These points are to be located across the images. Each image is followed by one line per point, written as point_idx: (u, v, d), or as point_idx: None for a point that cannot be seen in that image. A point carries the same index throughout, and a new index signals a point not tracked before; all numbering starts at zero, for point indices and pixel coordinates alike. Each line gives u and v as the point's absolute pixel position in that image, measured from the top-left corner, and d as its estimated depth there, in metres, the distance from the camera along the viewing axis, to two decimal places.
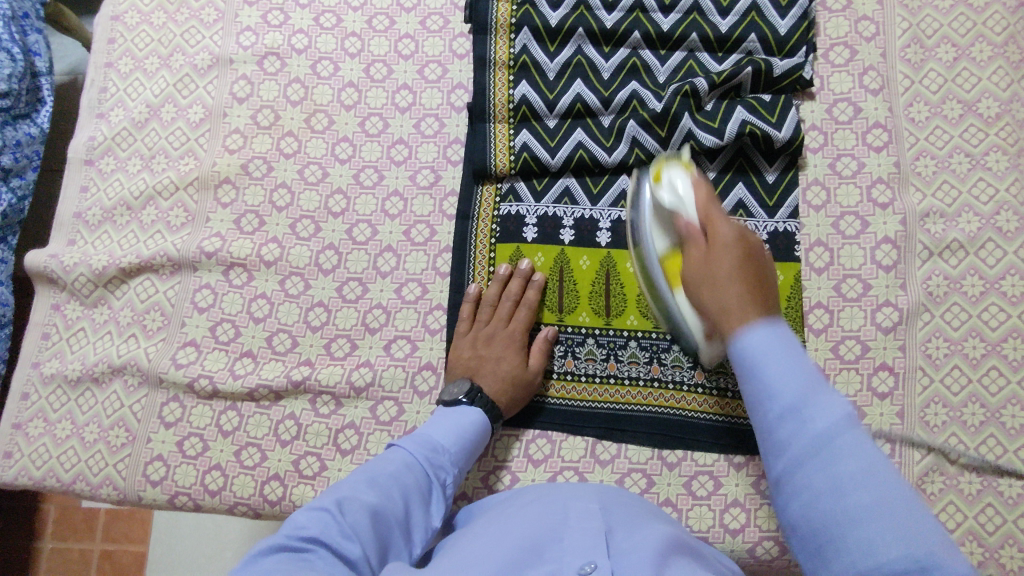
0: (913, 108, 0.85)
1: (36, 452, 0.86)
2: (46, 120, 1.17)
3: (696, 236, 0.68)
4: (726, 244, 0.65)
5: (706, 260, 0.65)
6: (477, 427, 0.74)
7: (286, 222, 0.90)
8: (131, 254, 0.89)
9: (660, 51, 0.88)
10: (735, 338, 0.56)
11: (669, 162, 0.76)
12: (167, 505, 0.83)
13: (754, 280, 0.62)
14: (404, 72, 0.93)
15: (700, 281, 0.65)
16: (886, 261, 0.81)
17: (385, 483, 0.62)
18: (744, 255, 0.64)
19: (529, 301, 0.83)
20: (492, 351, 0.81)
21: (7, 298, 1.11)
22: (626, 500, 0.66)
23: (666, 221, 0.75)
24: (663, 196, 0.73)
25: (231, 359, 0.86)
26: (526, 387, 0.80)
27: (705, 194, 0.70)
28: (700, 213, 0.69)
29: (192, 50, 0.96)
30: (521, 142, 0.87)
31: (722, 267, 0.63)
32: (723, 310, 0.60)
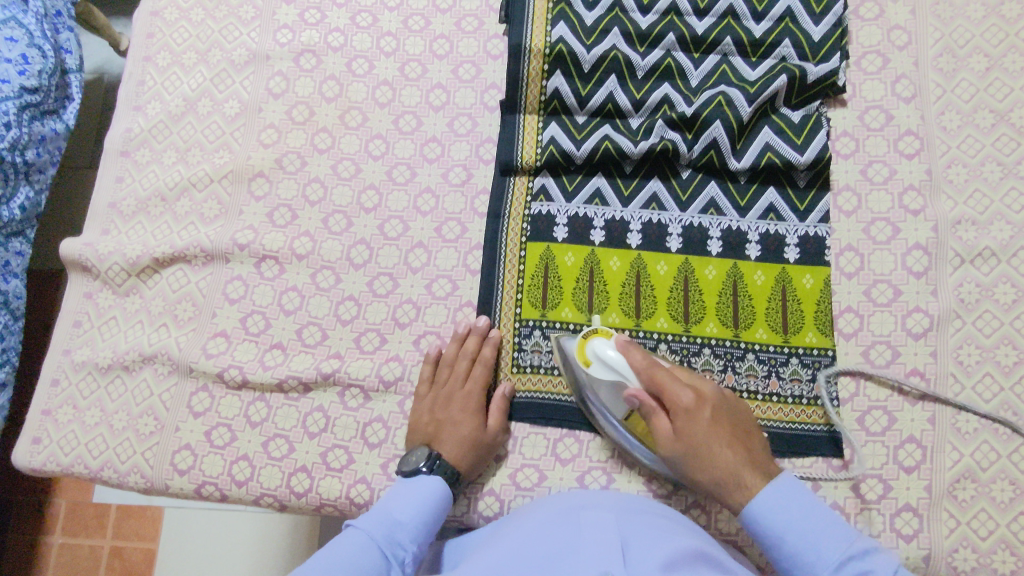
0: (945, 116, 0.86)
1: (64, 438, 0.86)
2: (72, 116, 1.17)
3: (649, 406, 0.71)
4: (683, 412, 0.70)
5: (698, 450, 0.70)
6: (437, 496, 0.73)
7: (319, 216, 0.90)
8: (164, 244, 0.90)
9: (693, 54, 0.89)
10: (744, 511, 0.68)
11: (587, 337, 0.76)
12: (192, 495, 0.83)
13: (734, 428, 0.72)
14: (438, 72, 0.95)
15: (697, 461, 0.70)
16: (917, 267, 0.82)
17: (341, 569, 0.60)
18: (732, 437, 0.71)
19: (485, 359, 0.82)
20: (455, 412, 0.79)
21: (21, 290, 1.11)
22: (635, 512, 0.65)
23: (614, 392, 0.75)
24: (600, 373, 0.74)
25: (261, 351, 0.86)
26: (489, 448, 0.78)
27: (638, 355, 0.72)
28: (642, 380, 0.72)
29: (230, 46, 0.98)
30: (549, 136, 0.88)
31: (722, 450, 0.70)
32: (724, 481, 0.70)
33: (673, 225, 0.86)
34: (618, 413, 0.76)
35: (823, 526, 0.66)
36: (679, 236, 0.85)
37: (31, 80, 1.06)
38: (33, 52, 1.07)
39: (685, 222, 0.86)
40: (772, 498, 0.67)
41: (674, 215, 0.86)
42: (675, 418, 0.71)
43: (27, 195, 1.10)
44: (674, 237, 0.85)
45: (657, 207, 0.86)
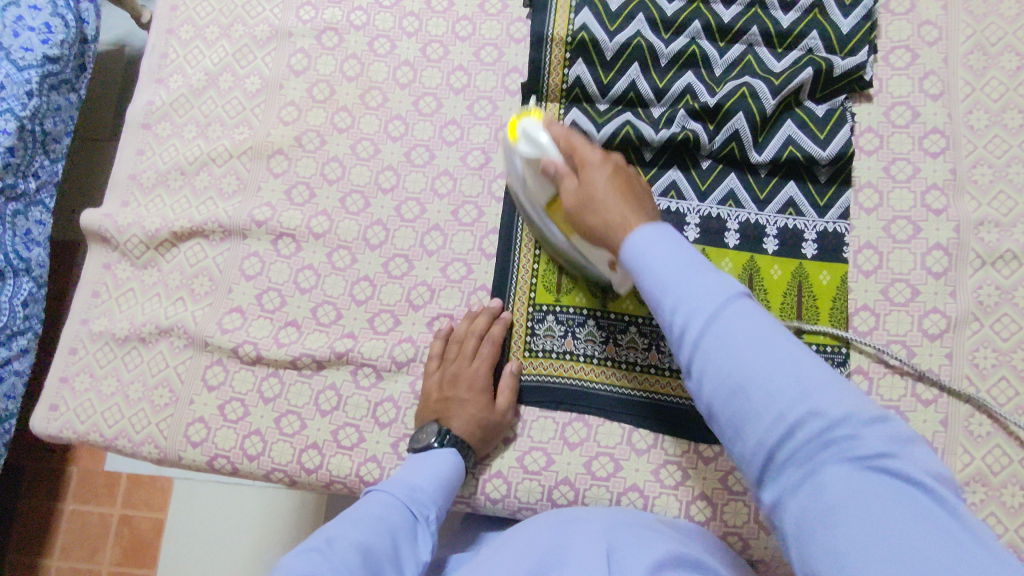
0: (973, 115, 0.84)
1: (81, 406, 0.87)
2: (85, 86, 1.18)
3: (564, 171, 0.70)
4: (594, 167, 0.68)
5: (585, 193, 0.67)
6: (451, 465, 0.74)
7: (336, 196, 0.91)
8: (183, 218, 0.91)
9: (719, 43, 0.88)
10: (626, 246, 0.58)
11: (520, 114, 0.75)
12: (205, 467, 0.85)
13: (629, 179, 0.68)
14: (459, 54, 0.94)
15: (586, 207, 0.67)
16: (936, 267, 0.81)
17: (368, 521, 0.62)
18: (622, 185, 0.66)
19: (494, 337, 0.82)
20: (461, 388, 0.79)
21: (46, 260, 1.12)
22: (630, 517, 0.67)
23: (537, 174, 0.74)
24: (523, 149, 0.72)
25: (275, 328, 0.87)
26: (496, 427, 0.79)
27: (558, 128, 0.71)
28: (561, 148, 0.71)
29: (252, 21, 0.97)
30: (570, 122, 0.88)
31: (613, 203, 0.65)
32: (614, 225, 0.63)
33: (691, 215, 0.85)
34: (551, 229, 0.76)
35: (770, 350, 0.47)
36: (696, 226, 0.85)
37: (53, 49, 1.06)
38: (56, 21, 1.07)
39: (703, 213, 0.85)
40: (657, 245, 0.56)
41: (692, 205, 0.85)
42: (584, 175, 0.68)
43: (42, 163, 1.11)
44: (692, 227, 0.85)
45: (675, 195, 0.86)
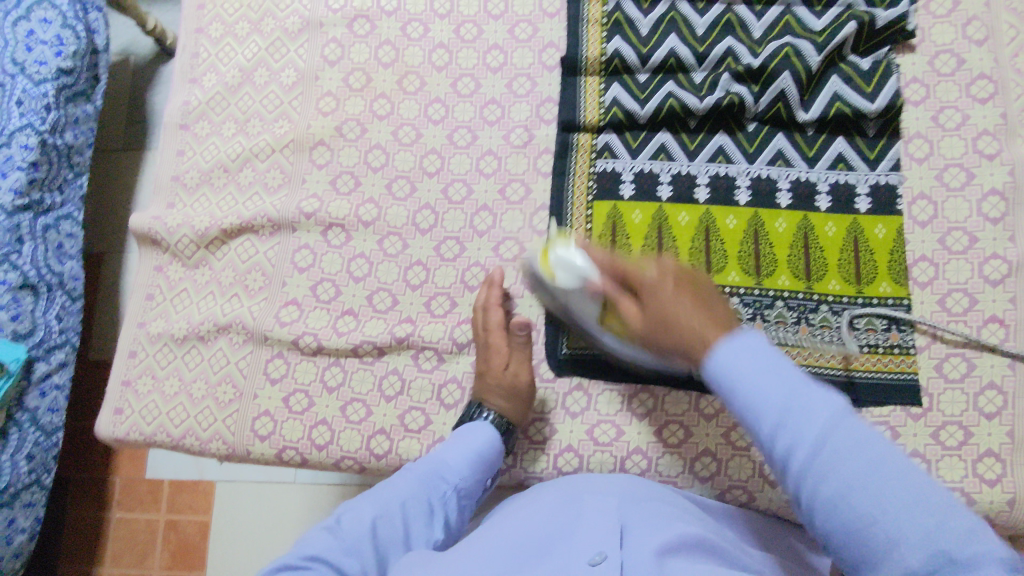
0: (1019, 58, 0.84)
1: (145, 408, 0.88)
2: (103, 97, 1.16)
3: (614, 292, 0.68)
4: (654, 289, 0.63)
5: (648, 317, 0.63)
6: (484, 440, 0.73)
7: (382, 182, 0.91)
8: (231, 215, 0.91)
9: (755, 7, 0.88)
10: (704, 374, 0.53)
11: (550, 241, 0.76)
12: (274, 460, 0.85)
13: (696, 292, 0.62)
14: (494, 32, 0.93)
15: (657, 322, 0.62)
16: (993, 213, 0.81)
17: (383, 498, 0.64)
18: (694, 293, 0.61)
19: (499, 307, 0.81)
20: (480, 357, 0.80)
21: (81, 272, 1.13)
22: (648, 498, 0.66)
23: (582, 294, 0.74)
24: (576, 260, 0.73)
25: (333, 317, 0.87)
26: (517, 391, 0.78)
27: (599, 252, 0.70)
28: (602, 275, 0.70)
29: (282, 14, 0.97)
30: (611, 97, 0.88)
31: (681, 303, 0.61)
32: (686, 344, 0.58)
33: (741, 177, 0.85)
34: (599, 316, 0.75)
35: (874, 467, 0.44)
36: (747, 189, 0.85)
37: (66, 61, 1.05)
38: (66, 33, 1.05)
39: (753, 175, 0.85)
40: (733, 354, 0.50)
41: (741, 168, 0.85)
42: (642, 296, 0.64)
43: (66, 178, 1.11)
44: (743, 191, 0.85)
45: (723, 160, 0.86)
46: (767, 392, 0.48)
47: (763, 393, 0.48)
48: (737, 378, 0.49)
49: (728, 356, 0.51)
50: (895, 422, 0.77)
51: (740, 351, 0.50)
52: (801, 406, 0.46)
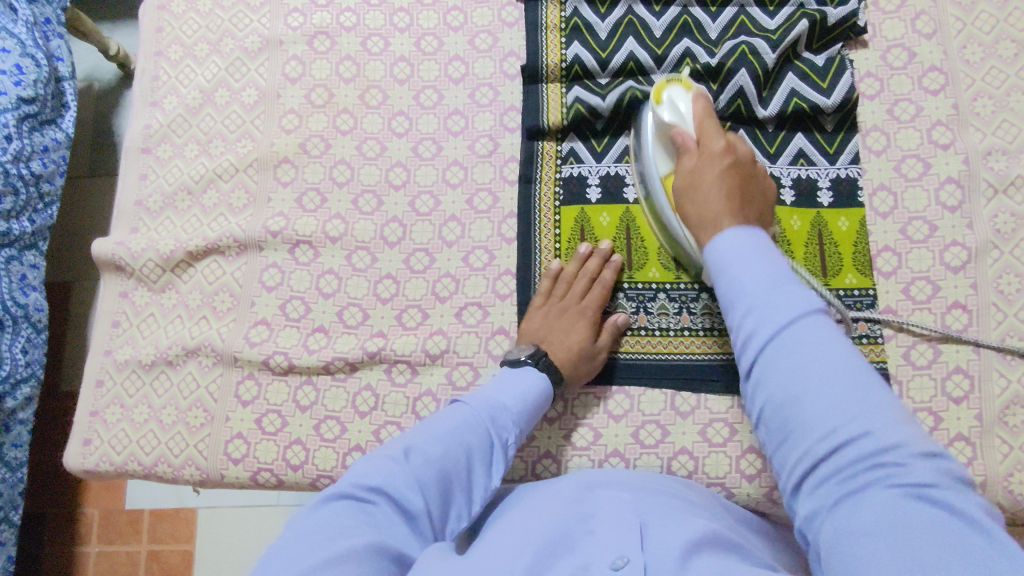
0: (968, 49, 0.86)
1: (115, 437, 0.86)
2: (70, 124, 1.16)
3: (689, 145, 0.76)
4: (717, 174, 0.71)
5: (695, 171, 0.74)
6: (537, 390, 0.74)
7: (348, 198, 0.90)
8: (196, 237, 0.90)
9: (710, 8, 0.89)
10: (709, 246, 0.64)
11: (669, 82, 0.81)
12: (249, 483, 0.84)
13: (743, 197, 0.70)
14: (454, 44, 0.94)
15: (704, 220, 0.70)
16: (951, 202, 0.82)
17: (448, 437, 0.64)
18: (731, 167, 0.72)
19: (605, 280, 0.82)
20: (558, 326, 0.80)
21: (42, 303, 1.10)
22: (663, 496, 0.67)
23: (664, 139, 0.80)
24: (665, 113, 0.79)
25: (303, 335, 0.87)
26: (593, 360, 0.80)
27: (701, 106, 0.78)
28: (695, 127, 0.77)
29: (242, 33, 0.97)
30: (573, 101, 0.88)
31: (711, 185, 0.71)
32: (704, 219, 0.70)
33: None
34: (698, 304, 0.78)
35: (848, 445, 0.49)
36: None
37: (27, 89, 1.04)
38: (27, 62, 1.05)
39: None
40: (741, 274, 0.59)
41: None
42: (702, 185, 0.72)
43: (35, 209, 1.09)
44: None
45: None
46: (752, 288, 0.57)
47: (753, 288, 0.58)
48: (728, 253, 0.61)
49: (732, 237, 0.62)
50: None
51: (743, 241, 0.62)
52: (784, 296, 0.56)
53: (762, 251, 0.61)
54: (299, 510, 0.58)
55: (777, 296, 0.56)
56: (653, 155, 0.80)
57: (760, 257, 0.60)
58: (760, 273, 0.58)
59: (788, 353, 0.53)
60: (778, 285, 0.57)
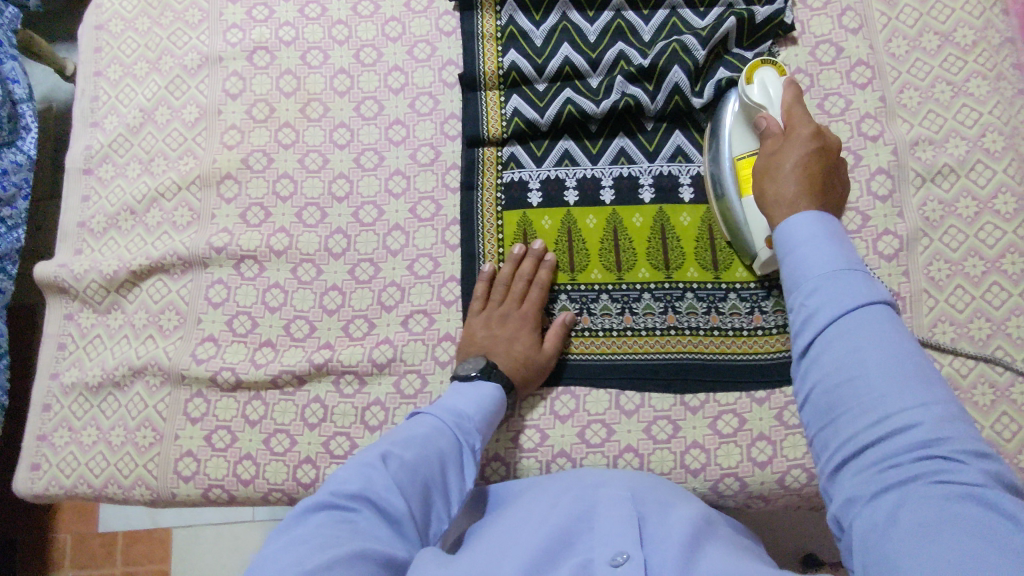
0: (893, 43, 0.88)
1: (64, 461, 0.85)
2: (31, 146, 1.15)
3: (773, 127, 0.72)
4: (801, 137, 0.68)
5: (779, 149, 0.68)
6: (496, 399, 0.74)
7: (292, 211, 0.90)
8: (140, 256, 0.90)
9: (643, 12, 0.91)
10: (781, 225, 0.57)
11: (765, 63, 0.80)
12: (200, 500, 0.84)
13: (820, 183, 0.65)
14: (393, 54, 0.94)
15: (767, 171, 0.67)
16: (882, 191, 0.84)
17: (421, 443, 0.64)
18: (814, 155, 0.66)
19: (542, 281, 0.83)
20: (501, 333, 0.80)
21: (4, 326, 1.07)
22: (652, 485, 0.68)
23: (749, 124, 0.80)
24: (754, 93, 0.78)
25: (250, 350, 0.87)
26: (541, 368, 0.80)
27: (790, 91, 0.74)
28: (783, 114, 0.72)
29: (181, 51, 0.97)
30: (512, 107, 0.89)
31: (788, 178, 0.65)
32: (782, 200, 0.64)
33: (644, 176, 0.87)
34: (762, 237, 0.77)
35: (894, 366, 0.47)
36: (650, 187, 0.87)
37: None
38: None
39: (654, 172, 0.87)
40: (833, 283, 0.51)
41: (643, 167, 0.87)
42: (790, 136, 0.68)
43: None
44: (646, 188, 0.86)
45: (626, 161, 0.88)
46: (883, 388, 0.46)
47: (866, 348, 0.48)
48: (796, 238, 0.55)
49: (805, 220, 0.55)
50: None
51: (845, 282, 0.51)
52: (845, 285, 0.50)
53: (834, 235, 0.54)
54: (275, 526, 0.56)
55: (845, 340, 0.48)
56: (728, 134, 0.81)
57: (834, 243, 0.53)
58: (829, 253, 0.53)
59: (859, 387, 0.47)
60: (835, 276, 0.51)
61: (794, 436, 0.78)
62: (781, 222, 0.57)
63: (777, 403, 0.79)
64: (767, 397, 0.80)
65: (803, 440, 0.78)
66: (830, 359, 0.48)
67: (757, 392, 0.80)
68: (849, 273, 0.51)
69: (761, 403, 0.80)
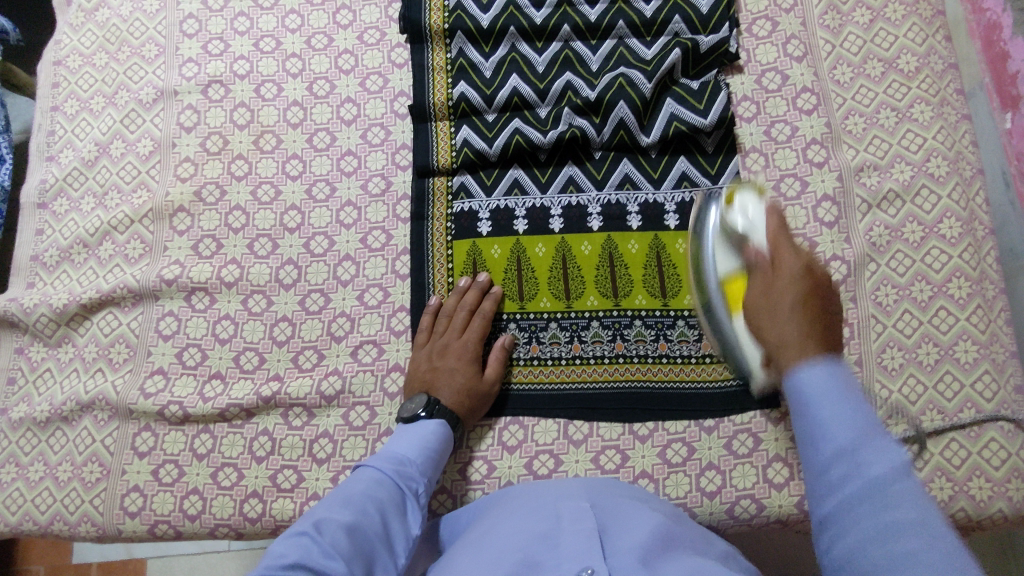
0: (837, 71, 0.89)
1: (10, 497, 0.85)
2: (7, 176, 1.14)
3: (762, 263, 0.67)
4: (791, 278, 0.63)
5: (769, 287, 0.64)
6: (438, 437, 0.74)
7: (244, 242, 0.91)
8: (91, 289, 0.90)
9: (590, 41, 0.92)
10: (791, 375, 0.53)
11: (741, 188, 0.78)
12: (147, 536, 0.83)
13: (823, 323, 0.59)
14: (346, 86, 0.95)
15: (765, 311, 0.63)
16: (828, 217, 0.84)
17: (358, 501, 0.61)
18: (808, 291, 0.62)
19: (484, 311, 0.84)
20: (443, 365, 0.80)
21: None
22: (617, 496, 0.65)
23: (733, 244, 0.75)
24: (736, 220, 0.74)
25: (200, 383, 0.86)
26: (483, 397, 0.80)
27: (774, 219, 0.69)
28: (768, 242, 0.68)
29: (136, 86, 0.98)
30: (461, 138, 0.90)
31: (783, 305, 0.61)
32: (789, 342, 0.57)
33: (592, 205, 0.87)
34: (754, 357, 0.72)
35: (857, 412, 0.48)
36: (599, 215, 0.87)
37: None
38: None
39: (603, 201, 0.87)
40: (817, 378, 0.51)
41: (592, 196, 0.88)
42: (777, 274, 0.64)
43: None
44: (594, 217, 0.87)
45: (575, 190, 0.88)
46: (831, 421, 0.48)
47: (835, 420, 0.47)
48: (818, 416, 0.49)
49: (820, 376, 0.51)
50: (755, 428, 0.79)
51: (824, 381, 0.50)
52: (874, 452, 0.45)
53: (852, 401, 0.49)
54: None
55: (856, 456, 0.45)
56: (710, 250, 0.77)
57: (851, 401, 0.49)
58: (847, 412, 0.48)
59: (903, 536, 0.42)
60: (865, 447, 0.46)
61: (743, 465, 0.78)
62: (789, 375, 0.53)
63: (726, 431, 0.79)
64: (716, 425, 0.79)
65: (752, 469, 0.77)
66: (838, 474, 0.45)
67: (706, 421, 0.79)
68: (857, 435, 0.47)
69: (710, 432, 0.79)
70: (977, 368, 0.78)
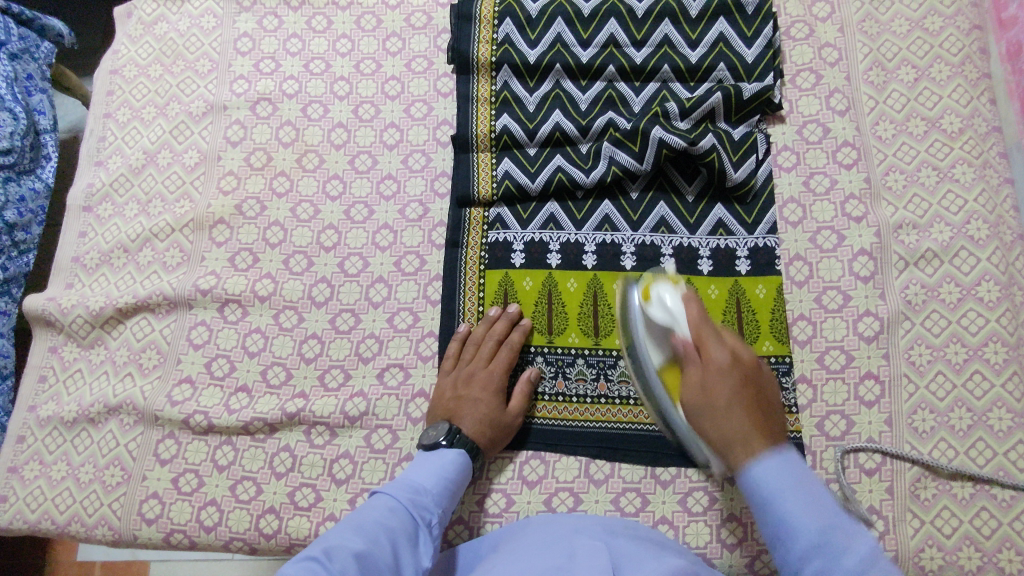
0: (880, 126, 0.89)
1: (31, 495, 0.85)
2: (51, 175, 1.15)
3: (691, 353, 0.70)
4: (720, 370, 0.66)
5: (703, 383, 0.67)
6: (457, 466, 0.74)
7: (279, 258, 0.92)
8: (127, 294, 0.91)
9: (634, 83, 0.93)
10: (747, 472, 0.60)
11: (655, 278, 0.77)
12: (162, 544, 0.83)
13: (754, 407, 0.64)
14: (391, 112, 0.97)
15: (698, 392, 0.67)
16: (863, 272, 0.84)
17: (371, 529, 0.61)
18: (740, 382, 0.66)
19: (512, 342, 0.83)
20: (467, 394, 0.80)
21: (9, 349, 1.06)
22: (631, 536, 0.64)
23: (659, 337, 0.75)
24: (654, 313, 0.75)
25: (225, 395, 0.87)
26: (506, 429, 0.80)
27: (694, 307, 0.71)
28: (692, 333, 0.70)
29: (187, 98, 1.00)
30: (503, 170, 0.91)
31: (720, 401, 0.65)
32: (732, 439, 0.63)
33: (626, 244, 0.88)
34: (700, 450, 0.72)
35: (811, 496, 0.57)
36: (632, 255, 0.87)
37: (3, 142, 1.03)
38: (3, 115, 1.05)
39: (637, 241, 0.88)
40: (771, 469, 0.59)
41: (626, 235, 0.88)
42: (708, 366, 0.67)
43: (9, 255, 1.06)
44: (628, 256, 0.87)
45: (610, 228, 0.88)
46: (797, 512, 0.55)
47: (801, 514, 0.55)
48: (765, 496, 0.58)
49: (769, 469, 0.59)
50: None
51: (781, 470, 0.58)
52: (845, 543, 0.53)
53: (807, 484, 0.58)
54: None
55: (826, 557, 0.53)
56: (642, 342, 0.76)
57: (806, 490, 0.57)
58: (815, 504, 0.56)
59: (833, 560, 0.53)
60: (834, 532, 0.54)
61: None
62: (743, 471, 0.60)
63: None
64: None
65: None
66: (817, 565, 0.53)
67: None
68: (820, 523, 0.55)
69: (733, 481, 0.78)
70: (1011, 437, 0.77)
